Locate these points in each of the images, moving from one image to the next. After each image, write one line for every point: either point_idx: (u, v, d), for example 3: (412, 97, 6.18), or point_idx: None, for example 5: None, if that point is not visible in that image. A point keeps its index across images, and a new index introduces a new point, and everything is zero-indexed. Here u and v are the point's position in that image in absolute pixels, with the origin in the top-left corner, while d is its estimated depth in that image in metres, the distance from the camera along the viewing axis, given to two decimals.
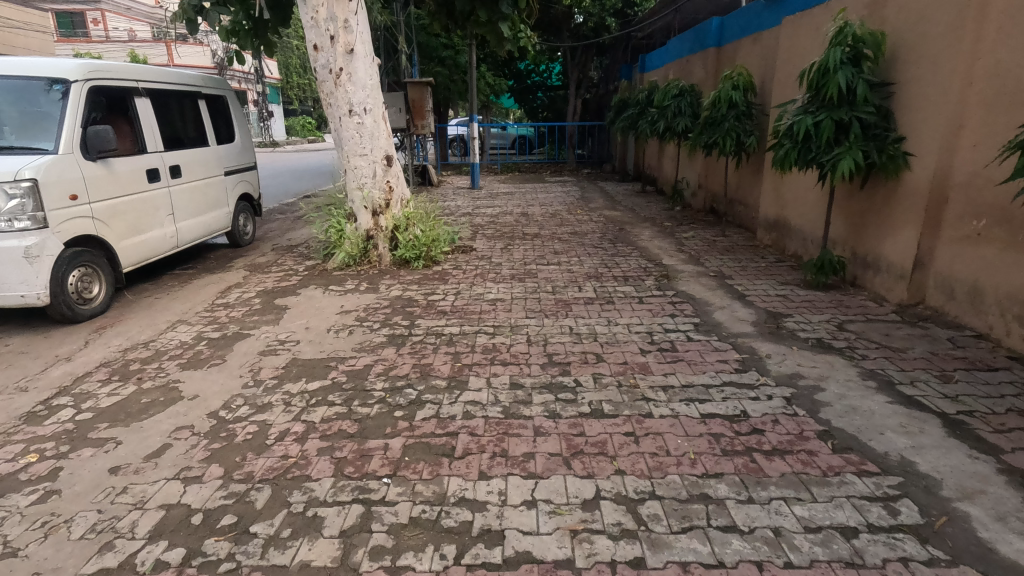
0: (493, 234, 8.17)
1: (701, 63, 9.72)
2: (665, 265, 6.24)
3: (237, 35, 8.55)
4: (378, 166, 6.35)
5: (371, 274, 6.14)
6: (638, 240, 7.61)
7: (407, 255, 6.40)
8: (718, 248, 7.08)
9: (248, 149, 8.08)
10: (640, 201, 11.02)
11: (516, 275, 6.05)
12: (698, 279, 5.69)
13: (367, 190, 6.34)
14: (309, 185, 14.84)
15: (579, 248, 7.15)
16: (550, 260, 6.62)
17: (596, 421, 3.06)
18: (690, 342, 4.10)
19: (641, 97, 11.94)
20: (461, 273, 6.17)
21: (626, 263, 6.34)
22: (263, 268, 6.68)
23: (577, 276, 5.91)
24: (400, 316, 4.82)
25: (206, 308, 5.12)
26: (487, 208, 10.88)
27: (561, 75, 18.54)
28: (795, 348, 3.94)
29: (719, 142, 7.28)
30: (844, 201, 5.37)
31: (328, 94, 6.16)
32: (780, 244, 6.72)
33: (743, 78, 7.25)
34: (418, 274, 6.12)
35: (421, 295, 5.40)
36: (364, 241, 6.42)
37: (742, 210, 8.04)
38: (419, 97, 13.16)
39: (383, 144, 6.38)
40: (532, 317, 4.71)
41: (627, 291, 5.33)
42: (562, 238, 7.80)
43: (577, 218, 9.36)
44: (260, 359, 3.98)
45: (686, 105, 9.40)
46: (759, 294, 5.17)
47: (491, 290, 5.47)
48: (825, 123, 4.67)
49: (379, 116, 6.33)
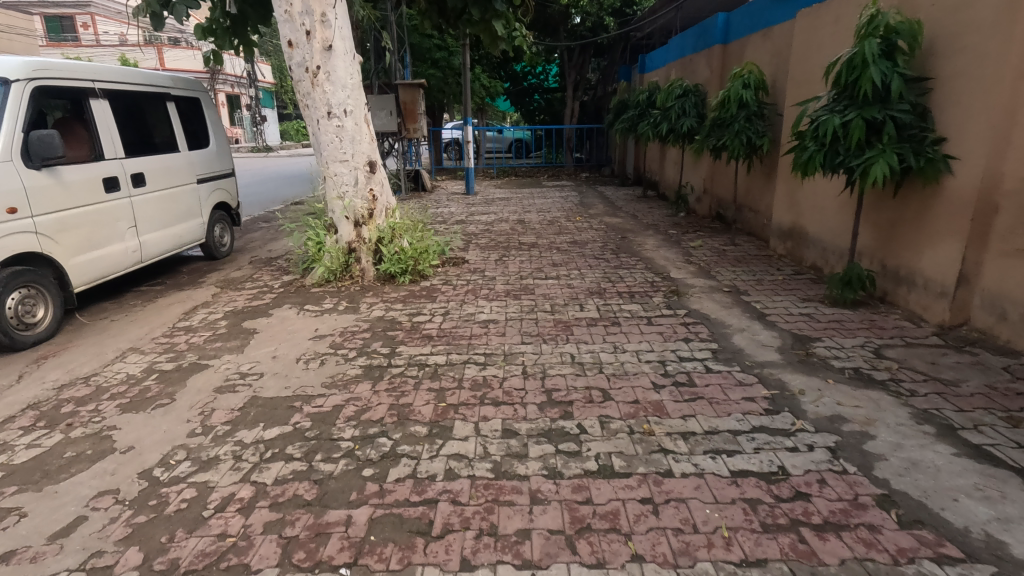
0: (487, 244, 7.65)
1: (705, 61, 9.23)
2: (674, 279, 5.73)
3: (214, 34, 8.09)
4: (360, 173, 5.83)
5: (352, 292, 5.60)
6: (643, 250, 7.10)
7: (392, 270, 5.87)
8: (729, 259, 6.57)
9: (225, 155, 7.57)
10: (642, 207, 10.51)
11: (511, 291, 5.53)
12: (710, 295, 5.18)
13: (349, 199, 5.82)
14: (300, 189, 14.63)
15: (579, 260, 6.63)
16: (549, 273, 6.10)
17: (605, 483, 2.54)
18: (708, 374, 3.58)
19: (642, 98, 11.44)
20: (451, 289, 5.64)
21: (630, 277, 5.83)
22: (236, 284, 6.15)
23: (578, 293, 5.40)
24: (380, 342, 4.29)
25: (164, 333, 4.58)
26: (482, 215, 10.36)
27: (558, 77, 18.07)
28: (831, 382, 3.42)
29: (729, 144, 6.78)
30: (873, 209, 4.86)
31: (305, 94, 5.64)
32: (798, 254, 6.23)
33: (754, 76, 6.76)
34: (403, 291, 5.59)
35: (406, 316, 4.87)
36: (345, 253, 5.90)
37: (752, 217, 7.55)
38: (411, 99, 12.72)
39: (366, 149, 5.86)
40: (529, 342, 4.18)
41: (634, 310, 4.81)
42: (561, 249, 7.27)
43: (577, 226, 8.84)
44: (214, 398, 3.46)
45: (690, 106, 8.91)
46: (780, 314, 4.66)
47: (483, 310, 4.94)
48: (855, 122, 4.15)
49: (361, 119, 5.81)
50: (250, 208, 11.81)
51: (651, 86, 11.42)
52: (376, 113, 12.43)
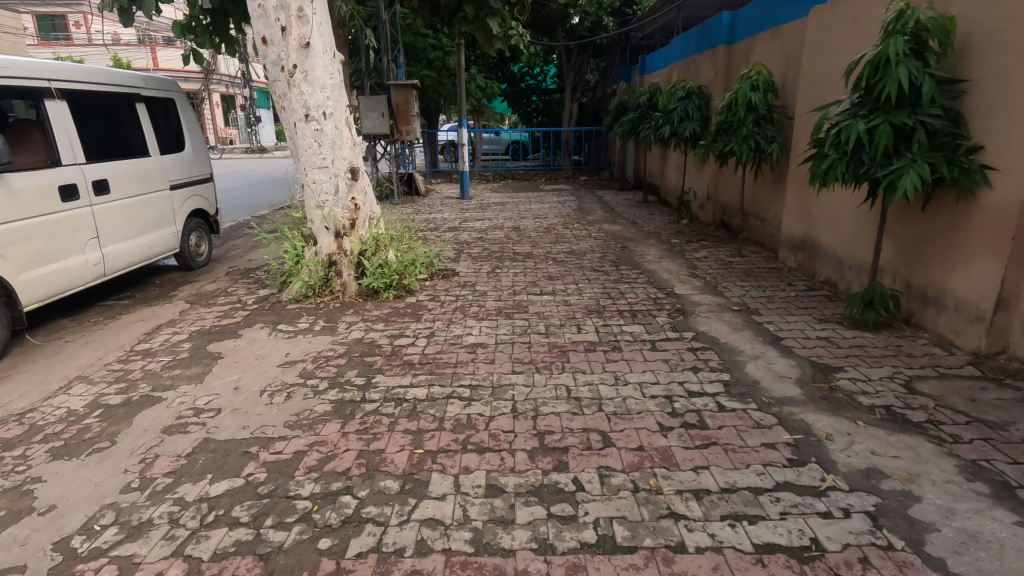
0: (479, 254, 7.24)
1: (709, 62, 8.83)
2: (678, 295, 5.33)
3: (192, 32, 7.61)
4: (341, 181, 5.42)
5: (331, 309, 5.18)
6: (644, 261, 6.69)
7: (375, 285, 5.44)
8: (737, 272, 6.16)
9: (203, 159, 7.17)
10: (642, 214, 10.10)
11: (502, 309, 5.12)
12: (718, 315, 4.77)
13: (329, 209, 5.41)
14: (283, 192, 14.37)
15: (577, 273, 6.22)
16: (544, 288, 5.69)
17: (604, 561, 2.13)
18: (722, 413, 3.17)
19: (642, 101, 11.03)
20: (439, 306, 5.23)
21: (631, 293, 5.43)
22: (208, 298, 5.72)
23: (575, 311, 4.98)
24: (355, 371, 3.86)
25: (120, 358, 4.16)
26: (476, 221, 9.95)
27: (556, 78, 17.70)
28: (861, 424, 3.02)
29: (735, 150, 6.39)
30: (897, 222, 4.46)
31: (281, 96, 5.23)
32: (810, 268, 5.84)
33: (763, 78, 6.36)
34: (387, 308, 5.17)
35: (387, 339, 4.44)
36: (326, 266, 5.49)
37: (760, 227, 7.17)
38: (403, 100, 12.20)
39: (348, 155, 5.45)
40: (520, 372, 3.76)
41: (635, 333, 4.40)
42: (557, 260, 6.86)
43: (574, 234, 8.44)
44: (160, 441, 3.03)
45: (694, 108, 8.52)
46: (796, 337, 4.26)
47: (471, 332, 4.52)
48: (881, 128, 3.75)
49: (342, 122, 5.40)
50: (235, 213, 11.37)
51: (652, 87, 11.03)
52: (368, 115, 12.00)
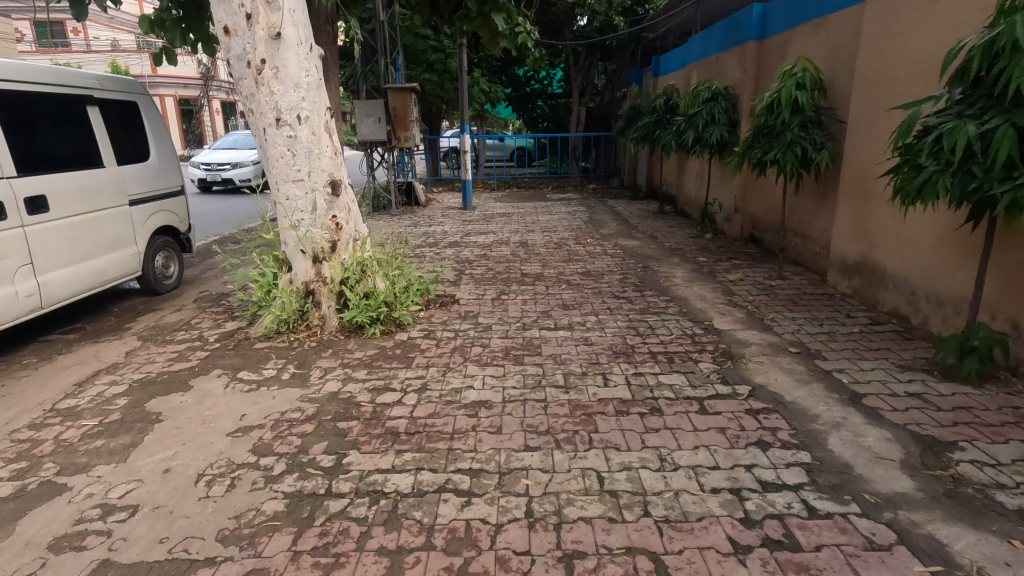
0: (482, 277, 6.40)
1: (736, 61, 7.98)
2: (719, 332, 4.47)
3: (163, 28, 6.87)
4: (320, 197, 4.59)
5: (305, 350, 4.33)
6: (671, 286, 5.83)
7: (359, 318, 4.58)
8: (782, 301, 5.30)
9: (172, 169, 6.38)
10: (660, 227, 9.24)
11: (510, 349, 4.27)
12: (774, 361, 3.91)
13: (305, 229, 4.59)
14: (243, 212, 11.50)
15: (595, 302, 5.37)
16: (559, 321, 4.84)
17: None
18: (815, 523, 2.31)
19: (658, 104, 10.19)
20: (434, 345, 4.38)
21: (662, 330, 4.57)
22: (165, 333, 4.89)
23: (599, 352, 4.13)
24: (323, 445, 3.01)
25: (32, 423, 3.33)
26: (479, 235, 9.11)
27: (563, 82, 16.98)
28: (1017, 546, 2.15)
29: (778, 158, 5.55)
30: (1003, 249, 3.58)
31: (248, 96, 4.41)
32: (870, 295, 5.01)
33: (810, 74, 5.50)
34: (372, 349, 4.32)
35: (368, 394, 3.60)
36: (303, 296, 4.66)
37: (801, 244, 6.35)
38: (400, 104, 11.41)
39: (327, 166, 4.62)
40: (536, 448, 2.91)
41: (676, 387, 3.54)
42: (571, 285, 6.01)
43: (589, 251, 7.60)
44: (41, 566, 2.21)
45: (720, 112, 7.71)
46: (878, 393, 3.40)
47: (473, 384, 3.66)
48: (1001, 133, 2.86)
49: (321, 128, 4.57)
50: (214, 219, 10.25)
51: (668, 89, 10.24)
52: (364, 120, 11.30)
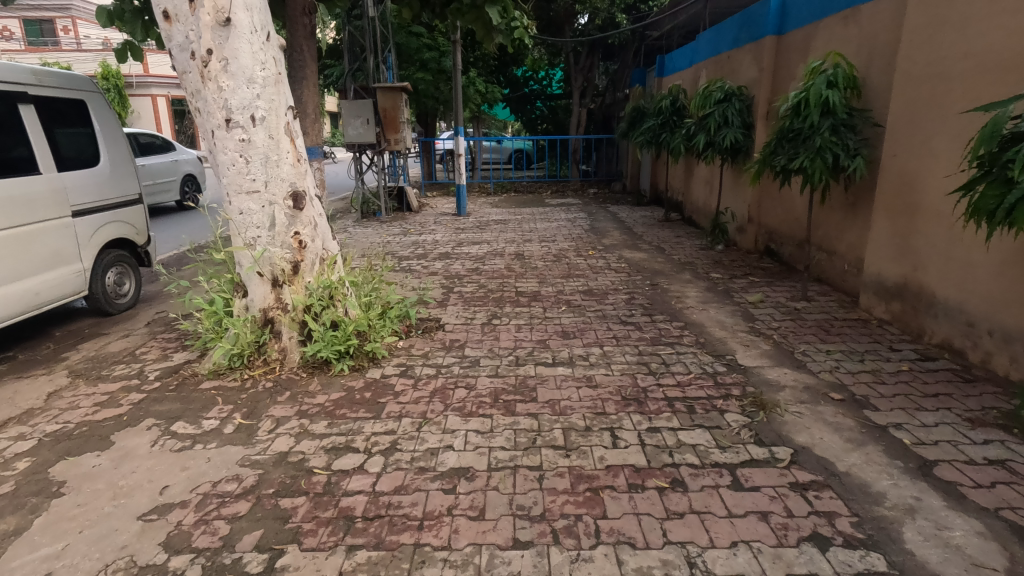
0: (473, 297, 5.75)
1: (752, 58, 7.33)
2: (746, 372, 3.82)
3: (122, 20, 6.24)
4: (280, 210, 3.95)
5: (257, 393, 3.68)
6: (684, 309, 5.18)
7: (324, 353, 3.91)
8: (812, 328, 4.66)
9: (127, 175, 5.73)
10: (667, 237, 8.59)
11: (501, 392, 3.62)
12: (815, 412, 3.25)
13: (262, 248, 3.95)
14: (176, 241, 8.61)
15: (599, 329, 4.72)
16: (557, 354, 4.19)
17: None
18: None
19: (664, 106, 9.56)
20: (410, 386, 3.73)
21: (678, 368, 3.91)
22: (102, 366, 4.23)
23: (606, 399, 3.48)
24: (255, 536, 2.36)
25: None
26: (473, 246, 8.48)
27: (563, 83, 16.39)
28: None
29: (804, 165, 4.91)
30: None
31: (194, 92, 3.77)
32: (914, 322, 4.39)
33: (842, 71, 4.86)
34: (338, 391, 3.67)
35: (325, 457, 2.94)
36: (261, 325, 4.02)
37: (827, 261, 5.71)
38: (391, 106, 10.82)
39: (288, 175, 3.96)
40: (527, 545, 2.26)
41: (700, 449, 2.89)
42: (572, 307, 5.36)
43: (591, 266, 6.95)
44: None
45: (734, 113, 7.08)
46: (951, 460, 2.75)
47: (452, 443, 3.02)
48: None
49: (280, 131, 3.91)
50: (168, 234, 9.20)
51: (675, 89, 9.62)
52: (352, 122, 10.65)
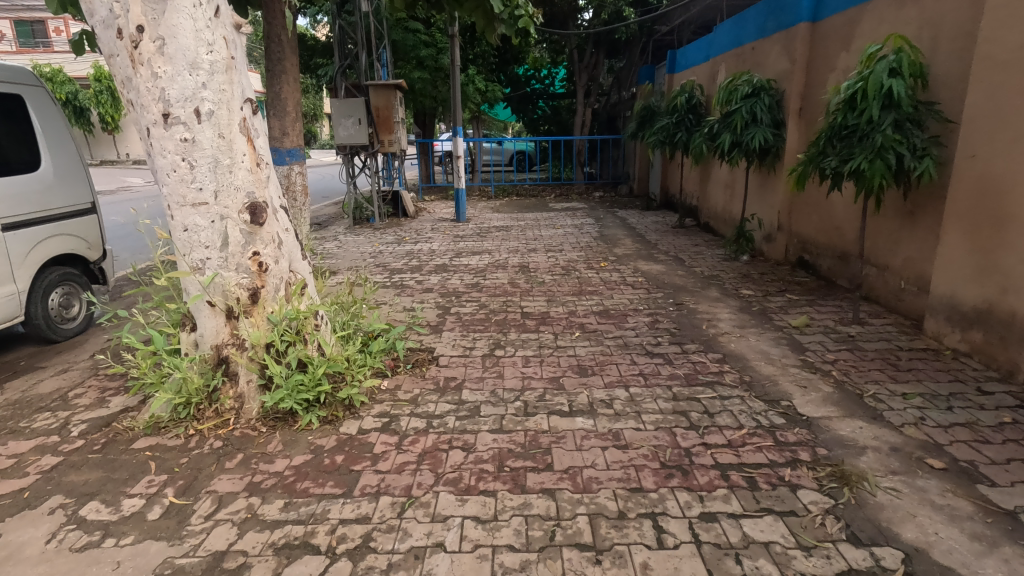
0: (472, 320, 5.00)
1: (781, 48, 6.60)
2: (811, 426, 3.07)
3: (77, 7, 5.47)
4: (234, 225, 3.20)
5: (200, 456, 2.93)
6: (719, 336, 4.43)
7: (288, 402, 3.17)
8: (876, 362, 3.91)
9: (78, 181, 5.02)
10: (685, 247, 7.86)
11: (506, 455, 2.87)
12: (915, 489, 2.50)
13: (212, 273, 3.20)
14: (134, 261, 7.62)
15: (621, 364, 3.97)
16: (573, 400, 3.44)
17: None
18: None
19: (679, 103, 8.85)
20: (393, 446, 2.98)
21: (725, 421, 3.16)
22: (23, 414, 3.48)
23: (640, 466, 2.74)
24: None
25: None
26: (472, 257, 7.73)
27: (567, 82, 15.66)
28: None
29: (862, 167, 4.16)
30: None
31: (125, 81, 3.04)
32: (1002, 356, 3.65)
33: (907, 55, 4.10)
34: (302, 454, 2.93)
35: (274, 561, 2.20)
36: (212, 366, 3.29)
37: (880, 277, 4.97)
38: (384, 105, 10.11)
39: (245, 183, 3.21)
40: None
41: (776, 553, 2.15)
42: (587, 333, 4.62)
43: (605, 281, 6.20)
44: None
45: (762, 109, 6.36)
46: None
47: (444, 539, 2.28)
48: None
49: (234, 128, 3.16)
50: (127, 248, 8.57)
51: (690, 84, 8.93)
52: (342, 122, 9.93)
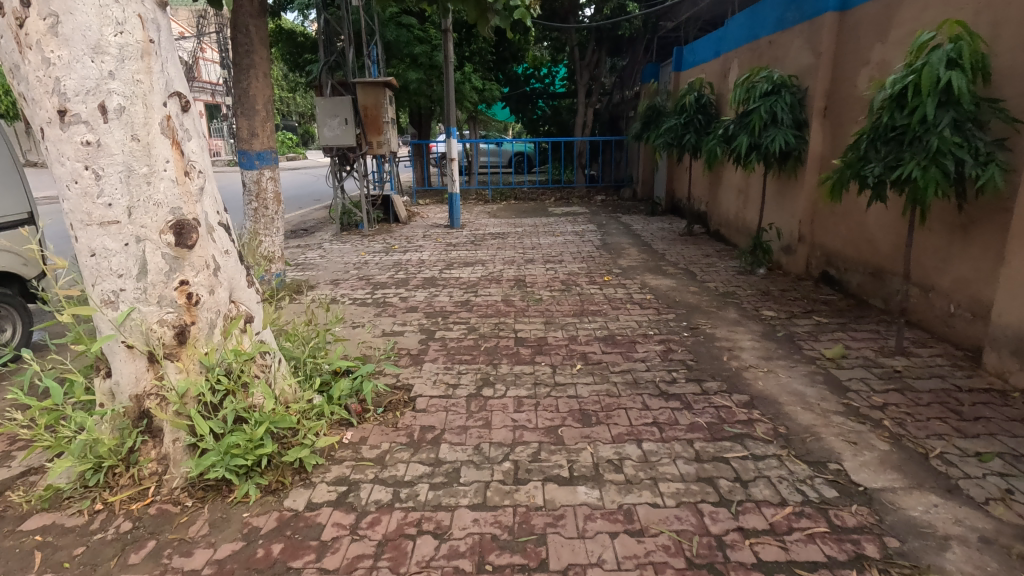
0: (459, 348, 4.39)
1: (804, 41, 5.99)
2: (871, 503, 2.45)
3: None
4: (154, 248, 2.58)
5: (100, 544, 2.32)
6: (744, 371, 3.81)
7: (219, 470, 2.55)
8: (934, 407, 3.29)
9: (9, 185, 4.41)
10: (695, 258, 7.24)
11: (491, 545, 2.26)
12: None
13: (127, 307, 2.59)
14: None
15: (631, 410, 3.35)
16: (573, 461, 2.83)
17: None
18: None
19: (688, 102, 8.24)
20: (349, 532, 2.36)
21: (763, 494, 2.54)
22: None
23: (662, 566, 2.12)
24: None
25: None
26: (465, 269, 7.11)
27: (567, 81, 15.06)
28: None
29: (913, 175, 3.54)
30: None
31: (12, 69, 2.41)
32: None
33: (968, 43, 3.48)
34: (230, 543, 2.31)
35: None
36: (132, 422, 2.67)
37: (924, 298, 4.36)
38: (373, 104, 9.58)
39: (168, 197, 2.59)
40: None
41: None
42: (590, 366, 3.99)
43: (610, 300, 5.58)
44: None
45: (784, 108, 5.75)
46: None
47: None
48: None
49: (153, 129, 2.54)
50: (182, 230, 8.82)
51: (699, 82, 8.36)
52: (328, 122, 9.31)
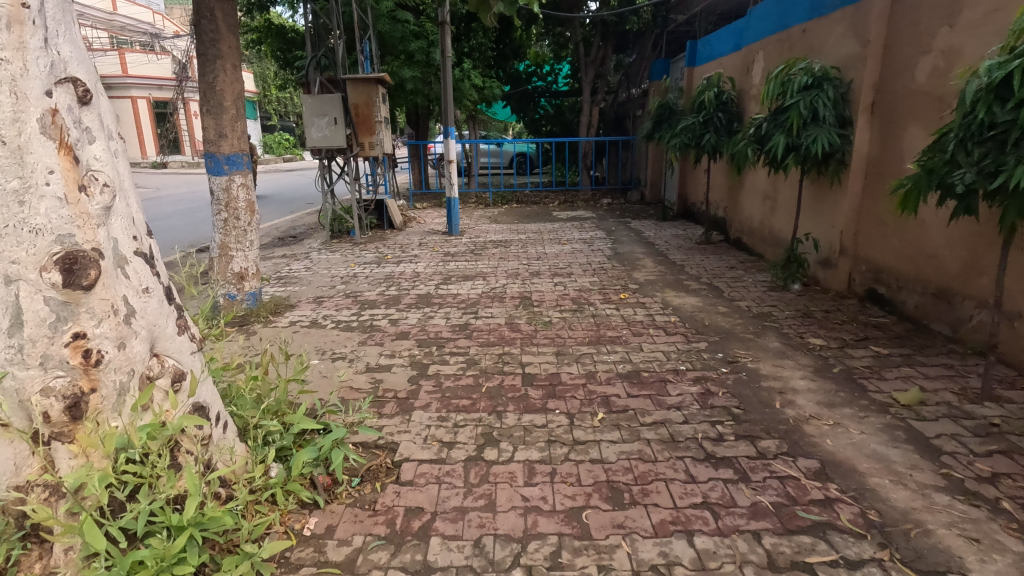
0: (456, 389, 3.67)
1: (846, 28, 5.29)
2: None
3: None
4: (34, 290, 1.87)
5: None
6: (806, 425, 3.10)
7: None
8: None
9: None
10: (718, 271, 6.53)
11: None
12: None
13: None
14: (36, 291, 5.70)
15: (673, 483, 2.64)
16: (607, 568, 2.13)
17: None
18: None
19: (708, 99, 7.51)
20: None
21: None
22: None
23: None
24: None
25: None
26: (464, 283, 6.40)
27: (571, 78, 14.38)
28: None
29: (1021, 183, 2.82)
30: None
31: None
32: None
33: None
34: None
35: None
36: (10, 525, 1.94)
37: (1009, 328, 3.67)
38: (365, 101, 8.91)
39: (53, 219, 1.89)
40: None
41: None
42: (614, 415, 3.29)
43: (630, 323, 4.86)
44: None
45: (827, 105, 5.05)
46: None
47: None
48: None
49: (31, 127, 1.85)
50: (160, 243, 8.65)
51: (718, 78, 7.66)
52: (315, 121, 8.60)
